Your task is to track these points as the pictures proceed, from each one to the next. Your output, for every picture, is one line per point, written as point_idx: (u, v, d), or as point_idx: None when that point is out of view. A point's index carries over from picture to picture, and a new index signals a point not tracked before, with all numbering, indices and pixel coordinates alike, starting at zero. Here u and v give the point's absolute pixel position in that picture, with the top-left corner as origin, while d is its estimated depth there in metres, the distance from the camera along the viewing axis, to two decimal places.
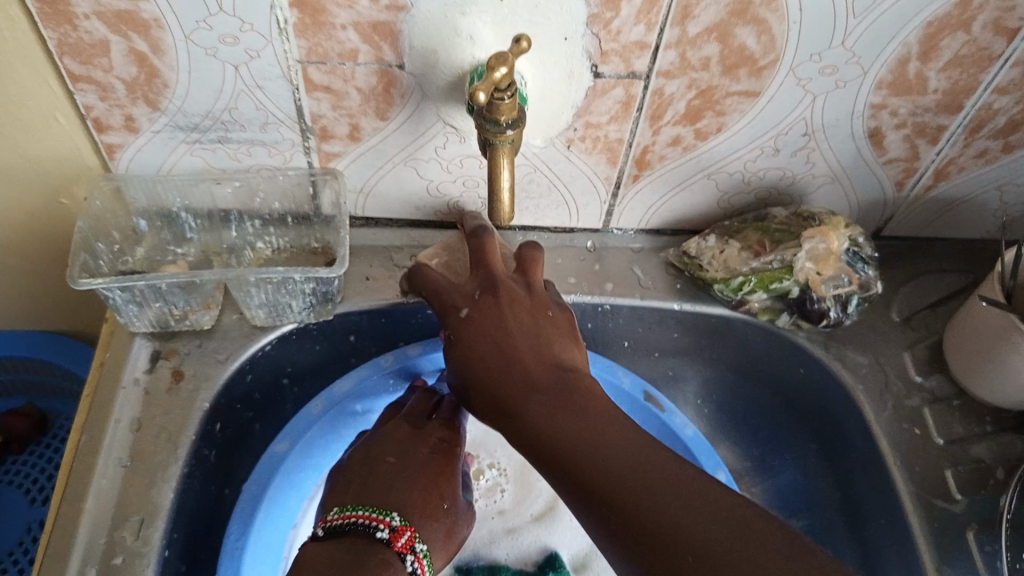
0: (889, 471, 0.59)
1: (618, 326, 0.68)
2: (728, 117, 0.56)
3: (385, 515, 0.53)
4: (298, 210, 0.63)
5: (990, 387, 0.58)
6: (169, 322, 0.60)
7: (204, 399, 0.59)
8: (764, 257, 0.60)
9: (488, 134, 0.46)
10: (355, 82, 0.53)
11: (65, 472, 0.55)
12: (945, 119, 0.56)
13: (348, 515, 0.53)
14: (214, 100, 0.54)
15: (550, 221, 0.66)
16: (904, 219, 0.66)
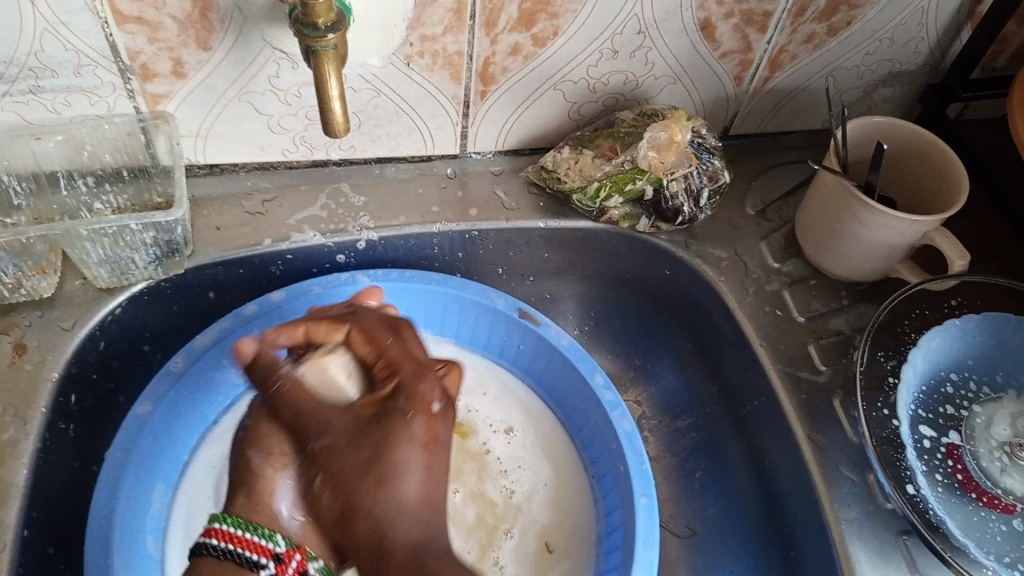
0: (757, 353, 0.60)
1: (487, 251, 0.68)
2: (564, 19, 0.56)
3: (269, 543, 0.40)
4: (135, 164, 0.60)
5: (840, 259, 0.61)
6: (3, 293, 0.56)
7: (52, 368, 0.55)
8: (616, 160, 0.61)
9: (307, 40, 0.44)
10: (168, 9, 0.50)
11: None
12: (769, 4, 0.57)
13: (226, 536, 0.40)
14: (15, 44, 0.50)
15: (404, 149, 0.65)
16: (749, 115, 0.68)
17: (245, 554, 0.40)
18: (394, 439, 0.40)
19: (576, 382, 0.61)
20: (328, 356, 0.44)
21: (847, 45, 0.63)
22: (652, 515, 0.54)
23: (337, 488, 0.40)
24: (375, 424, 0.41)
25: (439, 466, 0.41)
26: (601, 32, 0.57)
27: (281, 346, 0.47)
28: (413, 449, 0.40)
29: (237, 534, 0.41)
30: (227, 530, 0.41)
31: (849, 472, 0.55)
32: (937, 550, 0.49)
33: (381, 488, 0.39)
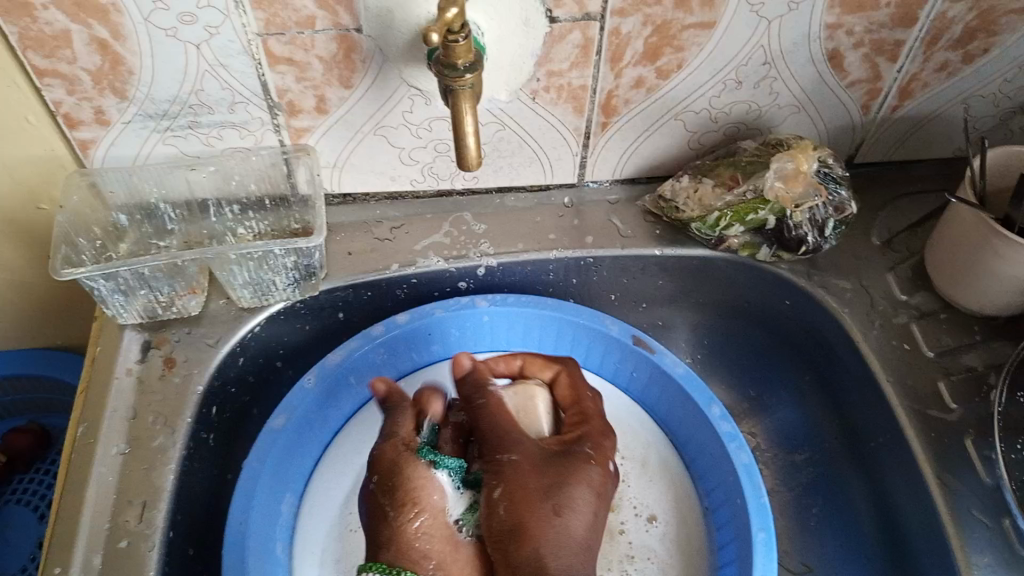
0: (883, 388, 0.59)
1: (602, 277, 0.69)
2: (688, 53, 0.57)
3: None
4: (275, 192, 0.64)
5: (974, 293, 0.59)
6: (157, 310, 0.60)
7: (199, 381, 0.59)
8: (738, 190, 0.61)
9: (447, 79, 0.47)
10: (316, 51, 0.54)
11: (66, 467, 0.55)
12: (901, 33, 0.56)
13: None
14: (179, 84, 0.55)
15: (525, 179, 0.67)
16: (874, 143, 0.66)
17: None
18: (578, 479, 0.50)
19: (693, 411, 0.61)
20: (535, 391, 0.58)
21: (983, 73, 0.61)
22: (771, 549, 0.54)
23: (517, 504, 0.48)
24: (561, 463, 0.51)
25: (601, 513, 0.50)
26: (725, 64, 0.58)
27: (500, 371, 0.61)
28: (590, 492, 0.50)
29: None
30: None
31: (983, 516, 0.53)
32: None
33: (556, 515, 0.47)
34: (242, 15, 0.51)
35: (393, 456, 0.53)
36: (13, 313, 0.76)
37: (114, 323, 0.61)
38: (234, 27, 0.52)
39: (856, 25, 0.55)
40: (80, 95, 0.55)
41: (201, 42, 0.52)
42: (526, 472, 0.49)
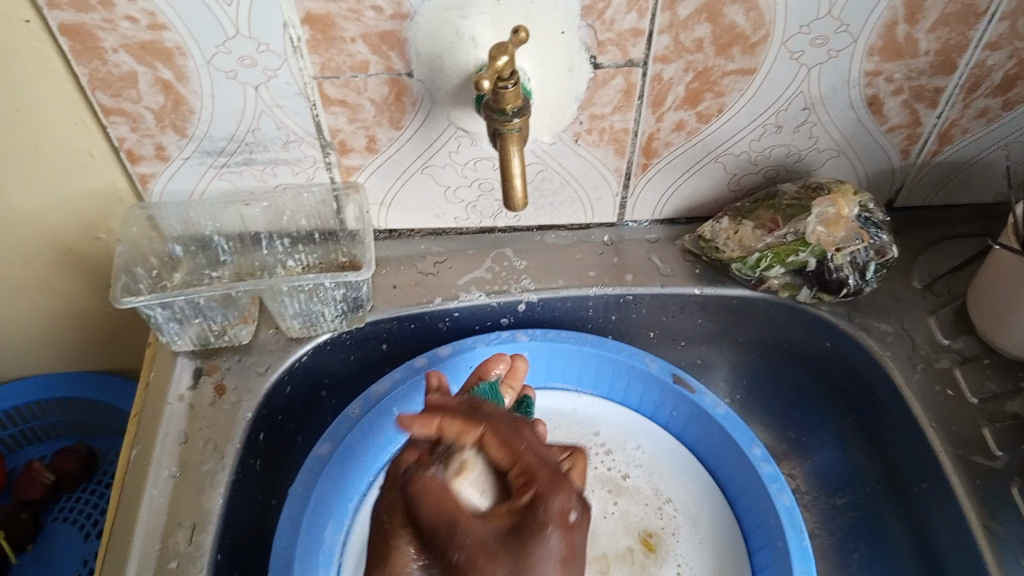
0: (924, 433, 0.58)
1: (641, 314, 0.69)
2: (729, 98, 0.58)
3: None
4: (324, 227, 0.66)
5: (1017, 340, 0.58)
6: (209, 338, 0.62)
7: (245, 409, 0.61)
8: (778, 232, 0.61)
9: (496, 123, 0.49)
10: (368, 94, 0.56)
11: (118, 488, 0.57)
12: (941, 80, 0.57)
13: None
14: (237, 123, 0.58)
15: (566, 218, 0.68)
16: (915, 187, 0.66)
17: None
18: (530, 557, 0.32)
19: (733, 451, 0.61)
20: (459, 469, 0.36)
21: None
22: None
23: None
24: (513, 538, 0.33)
25: None
26: (765, 108, 0.59)
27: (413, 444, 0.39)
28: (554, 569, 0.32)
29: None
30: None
31: None
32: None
33: None
34: (299, 60, 0.54)
35: None
36: (70, 337, 0.79)
37: (167, 350, 0.63)
38: (291, 71, 0.54)
39: (896, 72, 0.56)
40: (143, 134, 0.58)
41: (260, 85, 0.55)
42: (521, 452, 0.36)
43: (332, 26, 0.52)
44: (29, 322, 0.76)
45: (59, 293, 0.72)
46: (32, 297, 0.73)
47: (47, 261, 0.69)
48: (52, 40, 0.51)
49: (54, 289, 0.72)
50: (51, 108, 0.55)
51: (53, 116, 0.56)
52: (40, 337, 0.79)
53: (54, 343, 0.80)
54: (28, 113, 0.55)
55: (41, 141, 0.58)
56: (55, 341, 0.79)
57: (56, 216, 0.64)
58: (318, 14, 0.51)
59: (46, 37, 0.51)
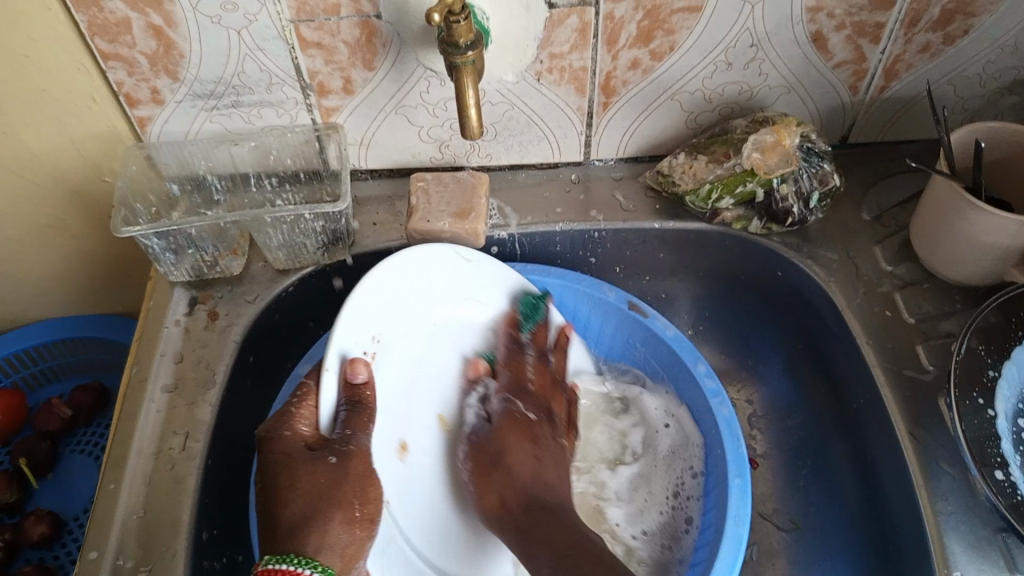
0: (862, 349, 0.62)
1: (607, 250, 0.74)
2: (680, 35, 0.61)
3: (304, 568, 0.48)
4: (309, 168, 0.71)
5: (953, 261, 0.62)
6: (203, 269, 0.68)
7: (237, 331, 0.66)
8: (729, 163, 0.65)
9: (451, 57, 0.53)
10: (341, 36, 0.61)
11: (120, 401, 0.63)
12: (881, 15, 0.60)
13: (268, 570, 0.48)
14: (224, 66, 0.63)
15: (534, 157, 0.72)
16: (865, 124, 0.70)
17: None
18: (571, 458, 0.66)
19: (682, 370, 0.67)
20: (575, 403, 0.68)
21: (965, 55, 0.64)
22: (746, 495, 0.59)
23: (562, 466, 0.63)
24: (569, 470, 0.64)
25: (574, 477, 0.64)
26: (713, 45, 0.62)
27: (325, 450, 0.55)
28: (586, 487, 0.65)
29: (301, 572, 0.48)
30: (296, 571, 0.48)
31: (950, 467, 0.56)
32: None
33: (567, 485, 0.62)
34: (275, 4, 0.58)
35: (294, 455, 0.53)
36: (81, 280, 0.85)
37: (166, 280, 0.69)
38: (271, 16, 0.59)
39: (836, 8, 0.60)
40: (129, 69, 0.62)
41: (241, 29, 0.60)
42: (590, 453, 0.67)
43: None
44: (44, 268, 0.82)
45: (66, 238, 0.78)
46: (40, 243, 0.78)
47: (49, 209, 0.74)
48: None
49: (61, 235, 0.77)
50: (45, 56, 0.60)
51: (46, 65, 0.61)
52: (50, 282, 0.84)
53: (64, 288, 0.86)
54: (25, 67, 0.60)
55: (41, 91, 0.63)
56: (61, 284, 0.85)
57: (63, 159, 0.69)
58: None
59: None
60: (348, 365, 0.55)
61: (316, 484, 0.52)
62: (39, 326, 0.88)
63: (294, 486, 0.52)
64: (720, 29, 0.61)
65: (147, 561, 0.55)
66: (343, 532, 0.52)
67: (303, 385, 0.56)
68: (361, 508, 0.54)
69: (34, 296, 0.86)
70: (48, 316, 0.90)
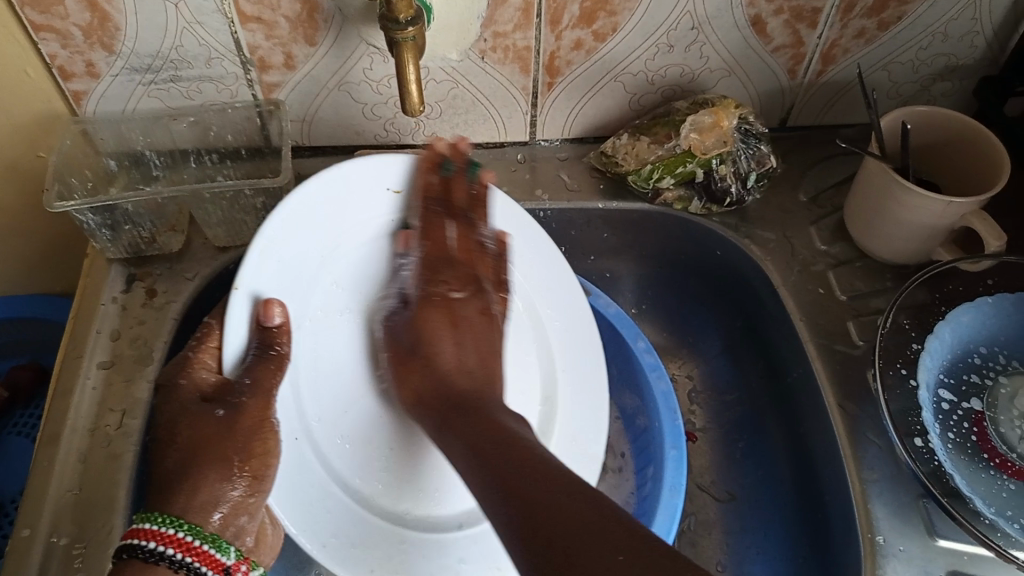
0: (796, 326, 0.64)
1: (552, 229, 0.74)
2: (622, 16, 0.62)
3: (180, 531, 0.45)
4: (251, 144, 0.70)
5: (883, 241, 0.64)
6: (140, 247, 0.67)
7: (177, 310, 0.66)
8: (669, 143, 0.66)
9: (391, 32, 0.53)
10: (282, 11, 0.60)
11: (55, 378, 0.62)
12: (817, 0, 0.61)
13: (138, 531, 0.45)
14: (161, 40, 0.62)
15: (480, 136, 0.72)
16: (804, 107, 0.71)
17: (200, 569, 0.45)
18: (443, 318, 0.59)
19: (622, 346, 0.69)
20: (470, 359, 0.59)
21: (897, 40, 0.66)
22: (681, 464, 0.61)
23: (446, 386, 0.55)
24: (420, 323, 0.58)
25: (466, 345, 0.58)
26: (654, 26, 0.63)
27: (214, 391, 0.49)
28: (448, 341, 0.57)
29: (176, 536, 0.45)
30: (166, 533, 0.45)
31: (876, 438, 0.58)
32: (940, 500, 0.52)
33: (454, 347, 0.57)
34: None
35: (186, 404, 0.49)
36: (16, 259, 0.83)
37: (103, 258, 0.68)
38: None
39: None
40: (62, 40, 0.61)
41: (179, 1, 0.59)
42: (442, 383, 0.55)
43: None
44: None
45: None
46: None
47: None
48: None
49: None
50: None
51: None
52: None
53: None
54: None
55: None
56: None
57: None
58: None
59: None
60: (262, 305, 0.49)
61: (197, 430, 0.48)
62: None
63: (175, 439, 0.48)
64: (662, 11, 0.62)
65: (82, 539, 0.54)
66: (220, 490, 0.47)
67: (207, 324, 0.51)
68: (242, 465, 0.47)
69: None
70: None
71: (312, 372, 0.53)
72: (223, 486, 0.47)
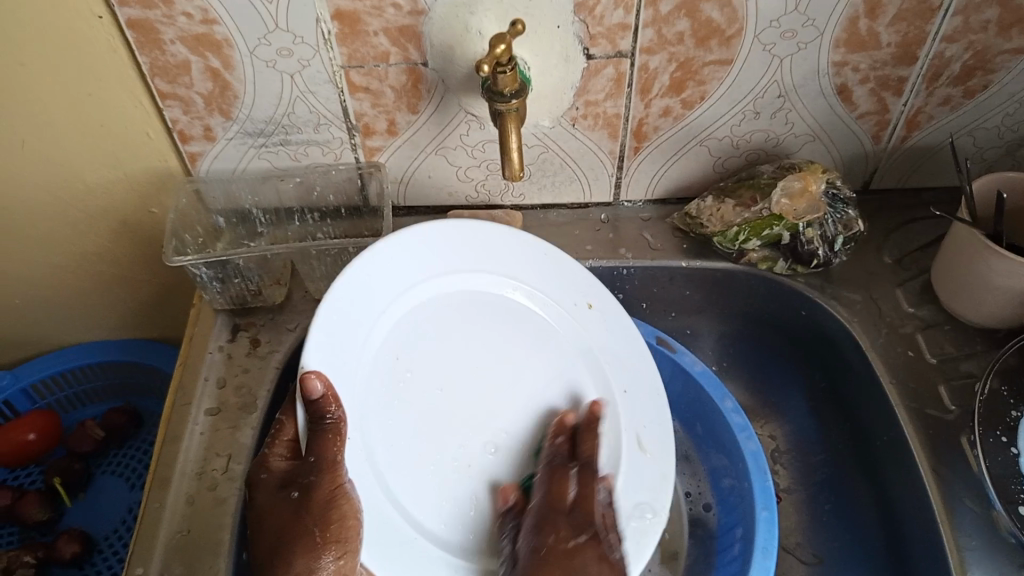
0: (885, 390, 0.64)
1: (634, 287, 0.76)
2: (711, 85, 0.64)
3: None
4: (350, 203, 0.74)
5: (974, 306, 0.64)
6: (246, 299, 0.71)
7: (278, 360, 0.69)
8: (755, 207, 0.67)
9: (496, 104, 0.56)
10: (388, 81, 0.64)
11: (165, 423, 0.65)
12: (904, 70, 0.63)
13: None
14: (275, 107, 0.66)
15: (566, 196, 0.75)
16: (887, 170, 0.72)
17: None
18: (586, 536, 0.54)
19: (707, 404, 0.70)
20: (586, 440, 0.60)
21: (984, 108, 0.66)
22: (773, 526, 0.61)
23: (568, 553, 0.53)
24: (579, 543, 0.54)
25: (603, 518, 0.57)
26: (742, 95, 0.65)
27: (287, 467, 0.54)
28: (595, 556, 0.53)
29: None
30: None
31: (973, 505, 0.57)
32: None
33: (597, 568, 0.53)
34: (328, 50, 0.61)
35: (265, 498, 0.53)
36: (122, 308, 0.88)
37: (211, 309, 0.72)
38: (323, 61, 0.62)
39: (861, 62, 0.62)
40: (184, 106, 0.66)
41: (295, 73, 0.63)
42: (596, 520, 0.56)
43: (357, 22, 0.59)
44: (87, 295, 0.85)
45: (110, 266, 0.81)
46: (86, 271, 0.81)
47: (98, 238, 0.77)
48: (121, 35, 0.60)
49: (105, 264, 0.80)
50: (108, 94, 0.63)
51: (107, 102, 0.64)
52: (91, 307, 0.87)
53: (104, 314, 0.88)
54: (87, 105, 0.64)
55: (100, 128, 0.66)
56: (102, 309, 0.87)
57: (116, 192, 0.72)
58: (346, 12, 0.59)
59: (116, 31, 0.59)
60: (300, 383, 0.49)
61: (284, 521, 0.52)
62: (78, 350, 0.91)
63: (264, 524, 0.53)
64: (750, 80, 0.64)
65: None
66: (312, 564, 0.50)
67: (280, 420, 0.55)
68: (324, 539, 0.50)
69: (74, 321, 0.89)
70: (85, 340, 0.93)
71: (385, 447, 0.55)
72: (315, 560, 0.50)
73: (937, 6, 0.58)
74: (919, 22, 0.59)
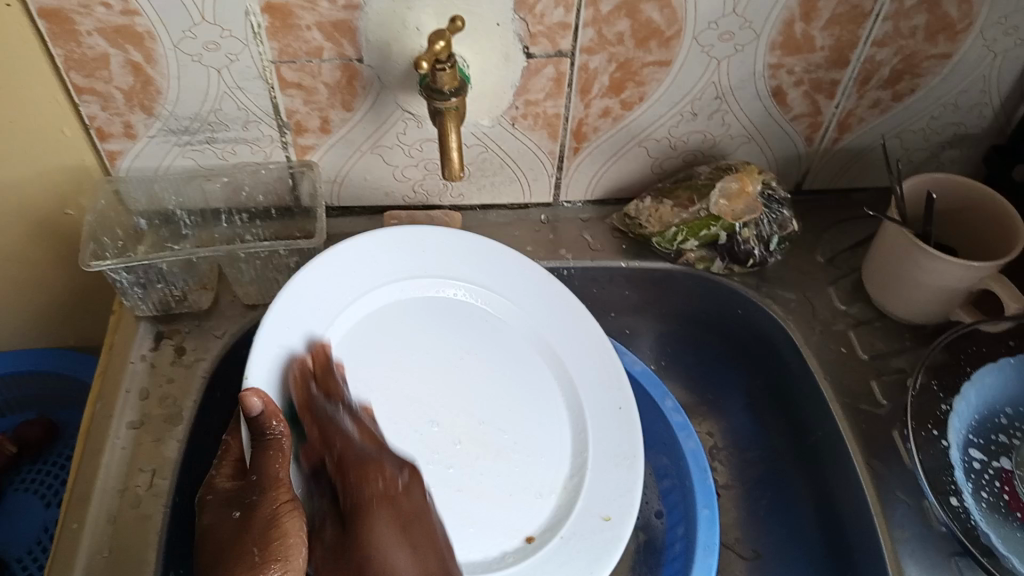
0: (820, 386, 0.66)
1: (575, 288, 0.75)
2: (650, 86, 0.64)
3: None
4: (281, 203, 0.71)
5: (903, 304, 0.66)
6: (171, 305, 0.67)
7: (207, 368, 0.66)
8: (692, 208, 0.68)
9: (436, 103, 0.55)
10: (322, 78, 0.62)
11: (83, 438, 0.62)
12: (836, 73, 0.64)
13: None
14: (201, 103, 0.63)
15: (505, 197, 0.74)
16: (819, 171, 0.74)
17: None
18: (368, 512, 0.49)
19: (649, 404, 0.70)
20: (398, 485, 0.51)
21: (910, 111, 0.68)
22: (714, 524, 0.62)
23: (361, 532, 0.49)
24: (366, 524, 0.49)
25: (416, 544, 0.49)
26: (680, 96, 0.66)
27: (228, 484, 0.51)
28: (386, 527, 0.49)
29: None
30: None
31: (904, 498, 0.59)
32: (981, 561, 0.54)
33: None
34: (259, 44, 0.59)
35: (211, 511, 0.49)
36: (35, 316, 0.82)
37: (131, 315, 0.68)
38: (252, 55, 0.59)
39: (795, 65, 0.64)
40: (102, 102, 0.62)
41: (223, 67, 0.60)
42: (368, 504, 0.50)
43: (289, 15, 0.57)
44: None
45: (22, 270, 0.76)
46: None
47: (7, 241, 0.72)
48: (31, 24, 0.56)
49: (16, 268, 0.75)
50: (18, 88, 0.59)
51: (16, 96, 0.60)
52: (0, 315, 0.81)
53: (15, 322, 0.83)
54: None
55: (9, 124, 0.61)
56: (12, 315, 0.82)
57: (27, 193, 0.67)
58: (278, 5, 0.56)
59: (26, 20, 0.55)
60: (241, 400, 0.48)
61: (220, 539, 0.47)
62: None
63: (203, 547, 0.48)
64: (688, 81, 0.64)
65: None
66: None
67: (226, 441, 0.54)
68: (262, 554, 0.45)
69: None
70: None
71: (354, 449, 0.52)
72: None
73: (866, 12, 0.60)
74: (850, 28, 0.61)
